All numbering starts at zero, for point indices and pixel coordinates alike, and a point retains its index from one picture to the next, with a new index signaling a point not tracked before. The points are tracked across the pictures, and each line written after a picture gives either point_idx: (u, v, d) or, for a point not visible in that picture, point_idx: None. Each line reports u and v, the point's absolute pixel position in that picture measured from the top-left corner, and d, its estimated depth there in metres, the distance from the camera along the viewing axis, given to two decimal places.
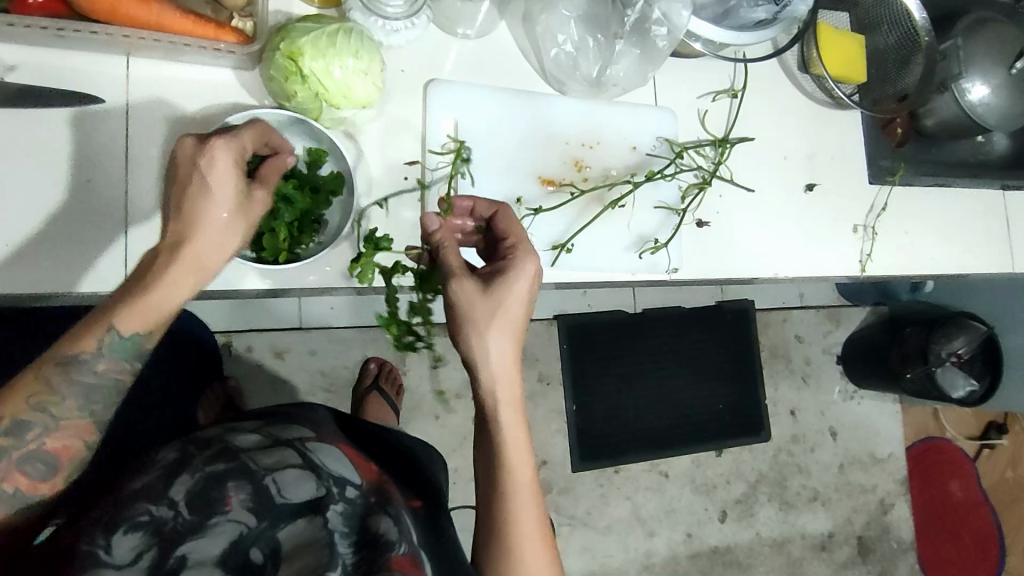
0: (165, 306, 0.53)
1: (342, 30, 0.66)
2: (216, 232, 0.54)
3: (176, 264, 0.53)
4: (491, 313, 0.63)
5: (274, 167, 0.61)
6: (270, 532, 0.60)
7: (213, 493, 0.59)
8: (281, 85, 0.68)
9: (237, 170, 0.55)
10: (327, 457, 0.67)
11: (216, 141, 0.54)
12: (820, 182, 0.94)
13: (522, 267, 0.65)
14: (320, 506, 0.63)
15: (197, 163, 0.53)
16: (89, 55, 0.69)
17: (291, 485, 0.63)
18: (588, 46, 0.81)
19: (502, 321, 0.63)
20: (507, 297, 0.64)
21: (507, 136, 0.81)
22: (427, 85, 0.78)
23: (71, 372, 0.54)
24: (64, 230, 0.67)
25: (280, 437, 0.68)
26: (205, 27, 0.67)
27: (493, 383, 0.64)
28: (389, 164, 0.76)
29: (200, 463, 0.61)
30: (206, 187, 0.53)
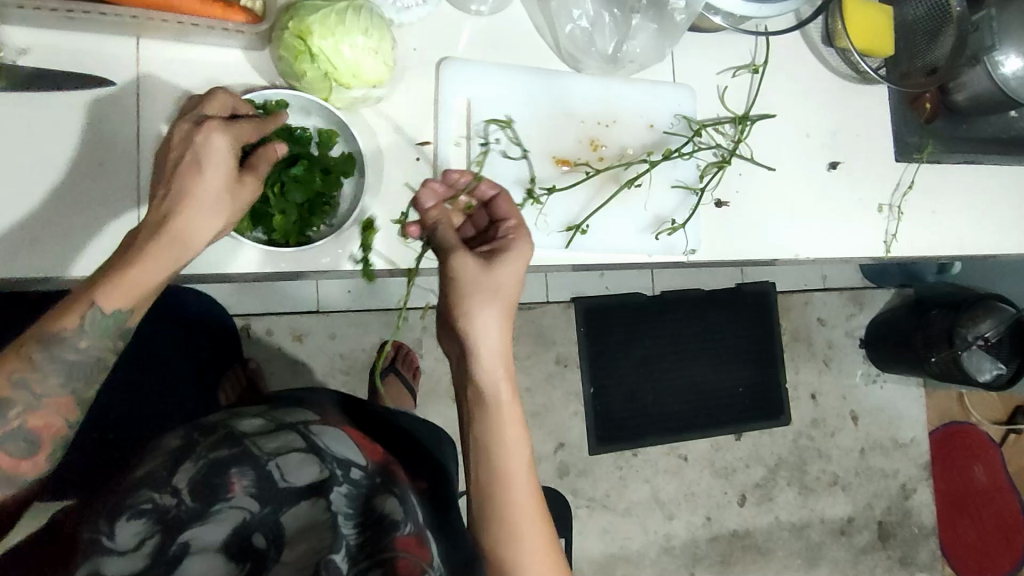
0: (140, 287, 0.55)
1: (352, 7, 0.64)
2: (213, 203, 0.56)
3: (160, 237, 0.54)
4: (486, 288, 0.65)
5: (267, 154, 0.62)
6: (272, 516, 0.61)
7: (216, 480, 0.60)
8: (290, 65, 0.66)
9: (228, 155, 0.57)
10: (331, 439, 0.68)
11: (212, 123, 0.57)
12: (844, 160, 0.91)
13: (516, 250, 0.68)
14: (323, 489, 0.63)
15: (192, 141, 0.56)
16: (99, 37, 0.68)
17: (293, 469, 0.63)
18: (604, 21, 0.79)
19: (496, 294, 0.66)
20: (500, 273, 0.67)
21: (522, 115, 0.79)
22: (439, 64, 0.76)
23: (51, 351, 0.54)
24: (77, 215, 0.67)
25: (284, 420, 0.68)
26: (213, 6, 0.64)
27: (490, 354, 0.66)
28: (401, 146, 0.75)
29: (204, 450, 0.62)
30: (193, 176, 0.55)
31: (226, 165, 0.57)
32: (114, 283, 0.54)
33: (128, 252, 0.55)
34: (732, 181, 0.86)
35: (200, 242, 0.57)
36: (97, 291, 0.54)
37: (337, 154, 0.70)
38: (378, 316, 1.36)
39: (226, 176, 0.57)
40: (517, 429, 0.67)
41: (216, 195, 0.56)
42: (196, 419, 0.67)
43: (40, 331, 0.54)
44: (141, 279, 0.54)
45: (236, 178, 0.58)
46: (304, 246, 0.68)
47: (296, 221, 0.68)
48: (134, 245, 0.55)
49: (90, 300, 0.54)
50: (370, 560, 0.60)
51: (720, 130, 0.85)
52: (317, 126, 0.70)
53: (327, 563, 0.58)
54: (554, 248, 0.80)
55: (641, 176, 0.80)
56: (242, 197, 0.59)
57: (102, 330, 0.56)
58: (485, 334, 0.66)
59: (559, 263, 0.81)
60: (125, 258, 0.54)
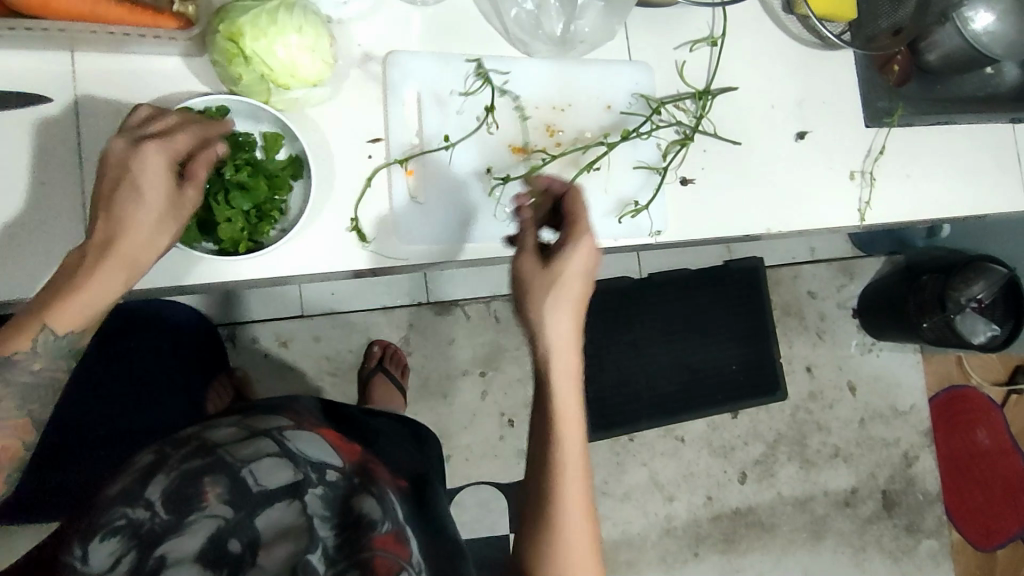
0: (91, 311, 0.56)
1: (284, 5, 0.63)
2: (153, 228, 0.56)
3: (106, 261, 0.55)
4: (548, 287, 0.63)
5: (207, 159, 0.58)
6: (248, 522, 0.60)
7: (189, 490, 0.59)
8: (225, 69, 0.65)
9: (166, 172, 0.57)
10: (306, 444, 0.66)
11: (149, 142, 0.56)
12: (811, 130, 0.89)
13: (580, 244, 0.64)
14: (298, 490, 0.62)
15: (128, 163, 0.55)
16: (34, 54, 0.67)
17: (267, 473, 0.62)
18: (551, 3, 0.78)
19: (559, 298, 0.63)
20: (568, 270, 0.64)
21: (475, 104, 0.77)
22: (386, 58, 0.75)
23: (4, 373, 0.55)
24: (23, 236, 0.66)
25: (258, 427, 0.65)
26: (142, 14, 0.64)
27: (551, 356, 0.63)
28: (352, 143, 0.73)
29: (175, 463, 0.60)
30: (139, 189, 0.55)
31: (163, 179, 0.56)
32: (65, 304, 0.54)
33: (78, 271, 0.55)
34: (697, 159, 0.84)
35: (145, 264, 0.57)
36: (50, 316, 0.54)
37: (283, 157, 0.69)
38: (362, 316, 1.35)
39: (166, 192, 0.56)
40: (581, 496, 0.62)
41: (154, 217, 0.56)
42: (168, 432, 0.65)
43: None
44: (93, 305, 0.55)
45: (182, 185, 0.58)
46: (256, 252, 0.67)
47: (245, 226, 0.67)
48: (81, 265, 0.55)
49: (43, 325, 0.54)
50: (348, 561, 0.60)
51: (682, 108, 0.83)
52: (260, 130, 0.69)
53: (303, 565, 0.58)
54: (515, 239, 0.78)
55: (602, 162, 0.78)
56: (190, 201, 0.58)
57: (57, 353, 0.56)
58: (550, 339, 0.63)
59: None
60: (72, 284, 0.54)
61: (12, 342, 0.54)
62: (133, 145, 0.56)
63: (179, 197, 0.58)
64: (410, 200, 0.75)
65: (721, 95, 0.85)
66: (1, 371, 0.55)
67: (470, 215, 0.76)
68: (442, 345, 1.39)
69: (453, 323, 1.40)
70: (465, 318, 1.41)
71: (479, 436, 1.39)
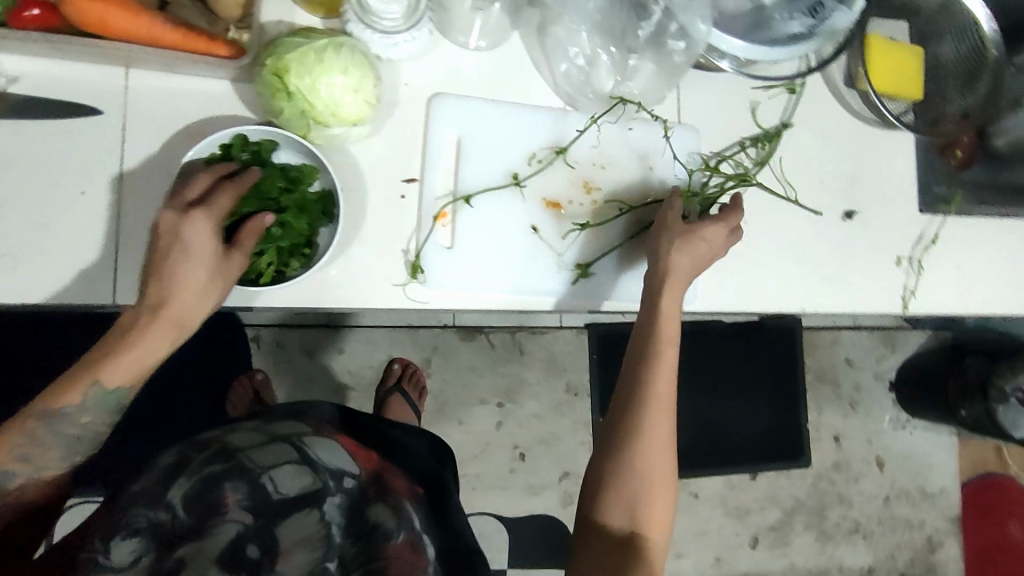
0: (139, 368, 0.58)
1: (332, 45, 0.63)
2: (197, 292, 0.59)
3: (155, 322, 0.58)
4: (683, 233, 0.73)
5: (254, 227, 0.62)
6: (267, 528, 0.56)
7: (208, 494, 0.56)
8: (268, 101, 0.65)
9: (215, 239, 0.60)
10: (323, 451, 0.63)
11: (197, 211, 0.59)
12: (861, 210, 0.86)
13: (727, 218, 0.75)
14: (316, 498, 0.58)
15: (178, 231, 0.59)
16: (91, 67, 0.69)
17: (286, 480, 0.59)
18: (602, 60, 0.76)
19: (697, 246, 0.73)
20: (703, 231, 0.73)
21: (517, 154, 0.76)
22: (430, 99, 0.74)
23: (52, 426, 0.58)
24: (58, 243, 0.67)
25: (277, 433, 0.64)
26: (196, 40, 0.65)
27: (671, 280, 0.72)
28: (386, 182, 0.73)
29: (196, 467, 0.58)
30: (188, 255, 0.58)
31: (210, 246, 0.59)
32: (116, 364, 0.57)
33: (126, 330, 0.58)
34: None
35: (193, 324, 0.60)
36: (102, 371, 0.57)
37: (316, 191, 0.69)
38: (387, 333, 1.36)
39: (214, 258, 0.60)
40: (668, 452, 0.68)
41: (201, 281, 0.59)
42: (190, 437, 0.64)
43: (42, 405, 0.58)
44: (141, 363, 0.58)
45: (228, 253, 0.61)
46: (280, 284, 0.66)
47: (273, 260, 0.66)
48: (130, 326, 0.58)
49: (94, 380, 0.57)
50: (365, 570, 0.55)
51: (737, 168, 0.81)
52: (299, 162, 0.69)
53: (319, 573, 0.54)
54: (553, 294, 0.76)
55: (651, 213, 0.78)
56: (235, 271, 0.61)
57: (103, 404, 0.59)
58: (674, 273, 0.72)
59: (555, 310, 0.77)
60: (123, 343, 0.57)
61: (64, 396, 0.58)
62: (181, 215, 0.59)
63: (225, 260, 0.60)
64: (437, 243, 0.73)
65: (784, 142, 0.83)
66: (53, 425, 0.58)
67: (505, 268, 0.75)
68: (462, 372, 1.39)
69: (476, 351, 1.39)
70: (488, 347, 1.40)
71: (490, 467, 1.38)
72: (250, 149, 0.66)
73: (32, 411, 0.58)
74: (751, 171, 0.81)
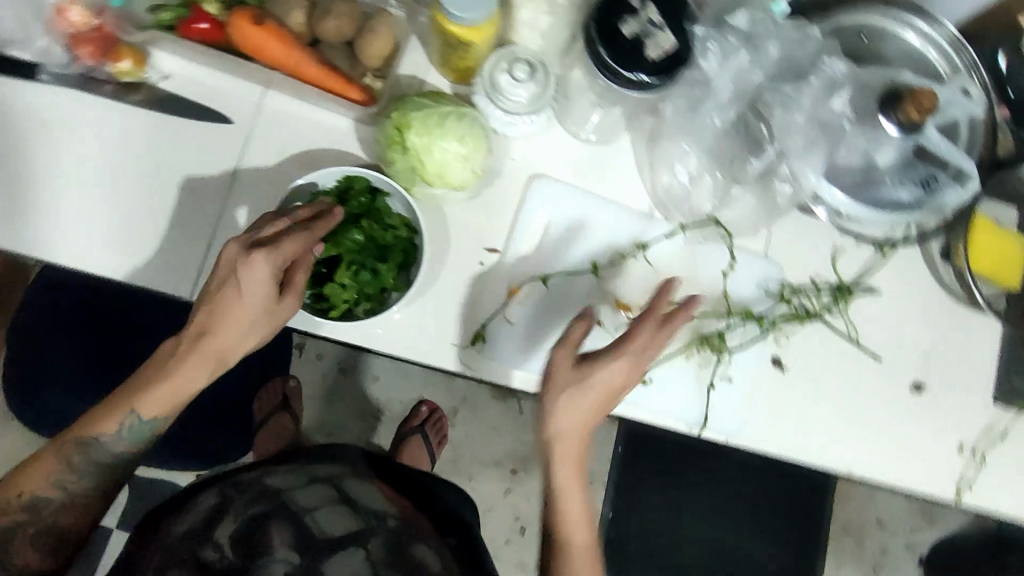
0: (172, 398, 0.64)
1: (455, 113, 0.66)
2: (239, 331, 0.62)
3: (199, 353, 0.63)
4: (572, 383, 0.64)
5: (306, 263, 0.63)
6: (314, 564, 0.59)
7: (256, 534, 0.60)
8: (383, 150, 0.68)
9: (270, 285, 0.61)
10: (361, 494, 0.68)
11: (257, 253, 0.59)
12: (930, 385, 0.83)
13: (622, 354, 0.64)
14: (360, 536, 0.62)
15: (235, 270, 0.60)
16: (233, 79, 0.74)
17: (328, 521, 0.63)
18: (705, 181, 0.78)
19: (580, 398, 0.64)
20: (593, 376, 0.64)
21: (602, 248, 0.77)
22: (530, 179, 0.77)
23: (87, 453, 0.64)
24: (159, 230, 0.72)
25: (316, 477, 0.70)
26: (335, 80, 0.69)
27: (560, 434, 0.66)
28: (471, 246, 0.75)
29: (240, 508, 0.63)
30: (235, 298, 0.61)
31: (266, 294, 0.61)
32: (151, 395, 0.63)
33: (174, 358, 0.63)
34: (794, 359, 0.80)
35: (234, 354, 0.64)
36: (139, 402, 0.63)
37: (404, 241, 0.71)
38: (423, 373, 1.37)
39: (267, 301, 0.61)
40: None
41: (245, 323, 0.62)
42: (229, 478, 0.69)
43: (80, 434, 0.64)
44: (175, 390, 0.63)
45: (280, 297, 0.63)
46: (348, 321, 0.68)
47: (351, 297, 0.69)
48: (177, 353, 0.63)
49: (132, 409, 0.63)
50: None
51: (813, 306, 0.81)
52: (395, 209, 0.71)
53: None
54: None
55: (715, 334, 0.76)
56: (281, 315, 0.63)
57: (137, 433, 0.65)
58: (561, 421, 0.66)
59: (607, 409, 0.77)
60: (163, 370, 0.63)
61: (103, 424, 0.64)
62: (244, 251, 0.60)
63: (275, 306, 0.63)
64: (501, 317, 0.75)
65: (861, 299, 0.83)
66: (88, 451, 0.64)
67: None
68: (483, 428, 1.37)
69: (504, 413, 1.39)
70: (517, 412, 1.39)
71: (488, 532, 1.36)
72: (355, 188, 0.69)
73: (68, 440, 0.64)
74: (818, 311, 0.80)
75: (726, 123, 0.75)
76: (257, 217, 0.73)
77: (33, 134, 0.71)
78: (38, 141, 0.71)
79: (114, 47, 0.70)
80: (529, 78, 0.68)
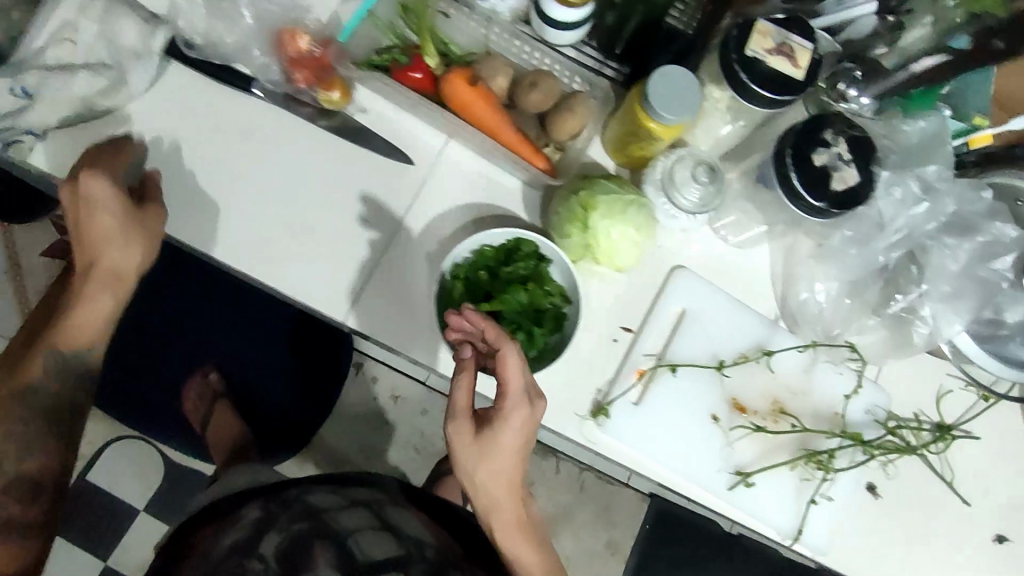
0: (87, 325, 0.75)
1: (636, 203, 0.70)
2: (119, 240, 0.72)
3: (94, 277, 0.73)
4: (484, 451, 0.66)
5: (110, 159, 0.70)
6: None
7: (299, 554, 0.60)
8: (559, 222, 0.72)
9: (113, 196, 0.69)
10: (402, 520, 0.68)
11: (82, 175, 0.68)
12: (1011, 540, 0.84)
13: (463, 380, 0.65)
14: (399, 560, 0.60)
15: (78, 195, 0.69)
16: (421, 125, 0.79)
17: (370, 543, 0.62)
18: (842, 305, 0.80)
19: (481, 461, 0.66)
20: (493, 440, 0.66)
21: (728, 348, 0.80)
22: (671, 270, 0.81)
23: (22, 398, 0.75)
24: (324, 252, 0.75)
25: (354, 498, 0.70)
26: (528, 148, 0.74)
27: (495, 500, 0.69)
28: (610, 323, 0.78)
29: (284, 523, 0.64)
30: (87, 219, 0.71)
31: (111, 206, 0.69)
32: (73, 329, 0.75)
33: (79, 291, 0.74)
34: (890, 491, 0.82)
35: (129, 277, 0.75)
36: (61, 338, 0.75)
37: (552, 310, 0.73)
38: None
39: (117, 217, 0.70)
40: None
41: (120, 234, 0.71)
42: (276, 493, 0.71)
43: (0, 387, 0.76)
44: (89, 319, 0.75)
45: (140, 210, 0.71)
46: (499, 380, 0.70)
47: None
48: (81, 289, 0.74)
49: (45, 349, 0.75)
50: None
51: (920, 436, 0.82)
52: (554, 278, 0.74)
53: None
54: (717, 490, 0.77)
55: (826, 452, 0.78)
56: (148, 227, 0.72)
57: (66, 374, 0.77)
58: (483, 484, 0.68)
59: (710, 505, 0.78)
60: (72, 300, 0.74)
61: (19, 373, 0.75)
62: (70, 185, 0.69)
63: (135, 215, 0.71)
64: (626, 397, 0.77)
65: (959, 441, 0.84)
66: (22, 393, 0.75)
67: (678, 446, 0.77)
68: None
69: (540, 470, 1.40)
70: (553, 470, 1.40)
71: None
72: (523, 250, 0.72)
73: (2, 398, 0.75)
74: (918, 446, 0.80)
75: (886, 262, 0.79)
76: (417, 257, 0.76)
77: (225, 137, 0.75)
78: (229, 146, 0.75)
79: (329, 78, 0.74)
80: (707, 185, 0.73)
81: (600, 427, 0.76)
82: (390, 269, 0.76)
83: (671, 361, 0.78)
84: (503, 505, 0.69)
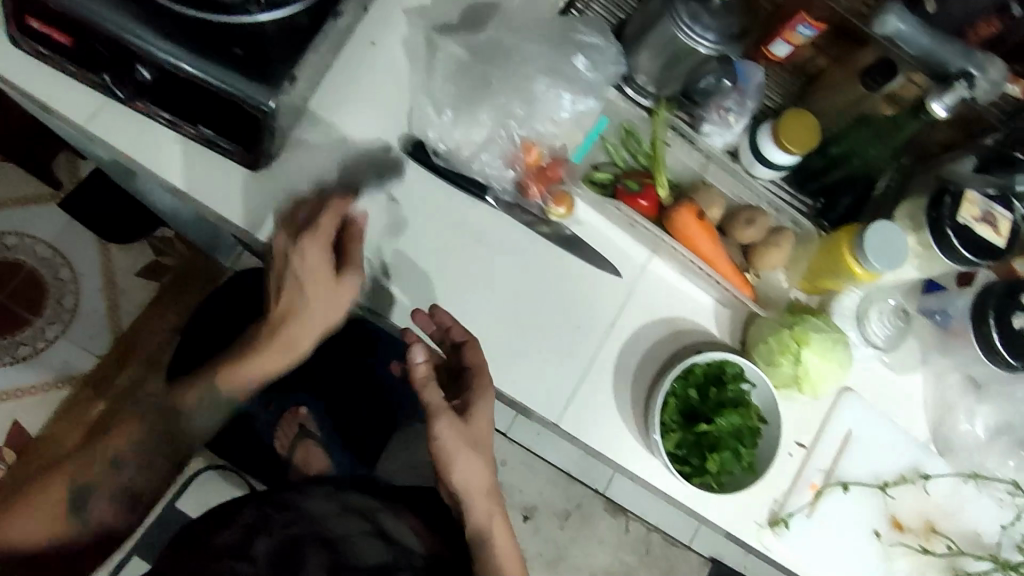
0: (272, 362, 0.76)
1: (842, 340, 0.78)
2: (316, 310, 0.74)
3: (272, 343, 0.75)
4: (467, 437, 0.75)
5: (350, 234, 0.74)
6: None
7: (289, 557, 0.68)
8: (768, 351, 0.78)
9: (324, 257, 0.72)
10: (392, 526, 0.77)
11: (303, 237, 0.72)
12: None
13: (480, 404, 0.75)
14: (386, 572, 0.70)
15: (289, 253, 0.73)
16: (630, 240, 0.85)
17: (362, 551, 0.71)
18: (998, 440, 0.89)
19: (469, 443, 0.75)
20: (475, 417, 0.75)
21: (890, 468, 0.86)
22: (841, 393, 0.87)
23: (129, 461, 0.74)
24: (536, 352, 0.81)
25: (360, 510, 0.78)
26: (739, 278, 0.81)
27: (469, 484, 0.75)
28: (789, 438, 0.85)
29: (275, 528, 0.71)
30: (296, 291, 0.73)
31: (322, 267, 0.72)
32: (239, 369, 0.76)
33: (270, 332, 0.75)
34: None
35: (303, 345, 0.76)
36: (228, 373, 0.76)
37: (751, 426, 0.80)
38: (549, 469, 1.45)
39: (326, 278, 0.73)
40: None
41: (315, 302, 0.73)
42: (268, 494, 0.78)
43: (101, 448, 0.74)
44: (275, 359, 0.76)
45: (341, 275, 0.73)
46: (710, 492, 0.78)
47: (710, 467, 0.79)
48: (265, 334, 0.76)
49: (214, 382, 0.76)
50: None
51: None
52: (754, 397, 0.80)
53: None
54: None
55: (976, 574, 0.84)
56: (344, 292, 0.73)
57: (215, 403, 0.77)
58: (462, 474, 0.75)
59: None
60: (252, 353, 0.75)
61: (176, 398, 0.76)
62: (289, 240, 0.73)
63: (335, 284, 0.73)
64: (801, 511, 0.83)
65: None
66: (168, 421, 0.76)
67: (846, 559, 0.84)
68: (592, 540, 1.44)
69: (612, 529, 1.46)
70: (624, 531, 1.46)
71: None
72: (731, 372, 0.79)
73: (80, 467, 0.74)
74: None
75: None
76: (622, 363, 0.83)
77: (455, 237, 0.81)
78: (458, 246, 0.81)
79: (558, 193, 0.82)
80: (891, 331, 0.85)
81: (782, 538, 0.82)
82: (595, 372, 0.82)
83: (843, 480, 0.85)
84: (477, 498, 0.76)
